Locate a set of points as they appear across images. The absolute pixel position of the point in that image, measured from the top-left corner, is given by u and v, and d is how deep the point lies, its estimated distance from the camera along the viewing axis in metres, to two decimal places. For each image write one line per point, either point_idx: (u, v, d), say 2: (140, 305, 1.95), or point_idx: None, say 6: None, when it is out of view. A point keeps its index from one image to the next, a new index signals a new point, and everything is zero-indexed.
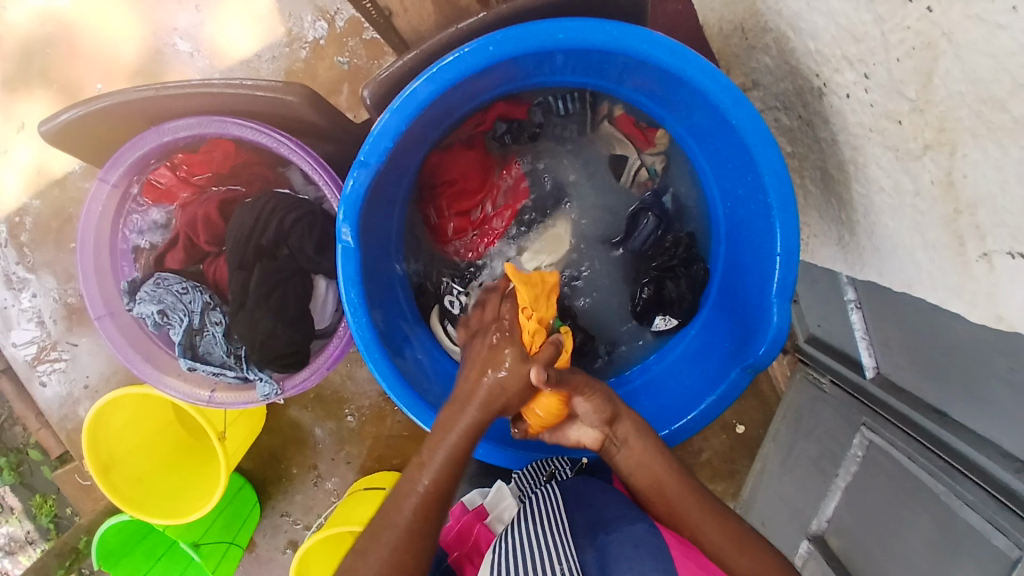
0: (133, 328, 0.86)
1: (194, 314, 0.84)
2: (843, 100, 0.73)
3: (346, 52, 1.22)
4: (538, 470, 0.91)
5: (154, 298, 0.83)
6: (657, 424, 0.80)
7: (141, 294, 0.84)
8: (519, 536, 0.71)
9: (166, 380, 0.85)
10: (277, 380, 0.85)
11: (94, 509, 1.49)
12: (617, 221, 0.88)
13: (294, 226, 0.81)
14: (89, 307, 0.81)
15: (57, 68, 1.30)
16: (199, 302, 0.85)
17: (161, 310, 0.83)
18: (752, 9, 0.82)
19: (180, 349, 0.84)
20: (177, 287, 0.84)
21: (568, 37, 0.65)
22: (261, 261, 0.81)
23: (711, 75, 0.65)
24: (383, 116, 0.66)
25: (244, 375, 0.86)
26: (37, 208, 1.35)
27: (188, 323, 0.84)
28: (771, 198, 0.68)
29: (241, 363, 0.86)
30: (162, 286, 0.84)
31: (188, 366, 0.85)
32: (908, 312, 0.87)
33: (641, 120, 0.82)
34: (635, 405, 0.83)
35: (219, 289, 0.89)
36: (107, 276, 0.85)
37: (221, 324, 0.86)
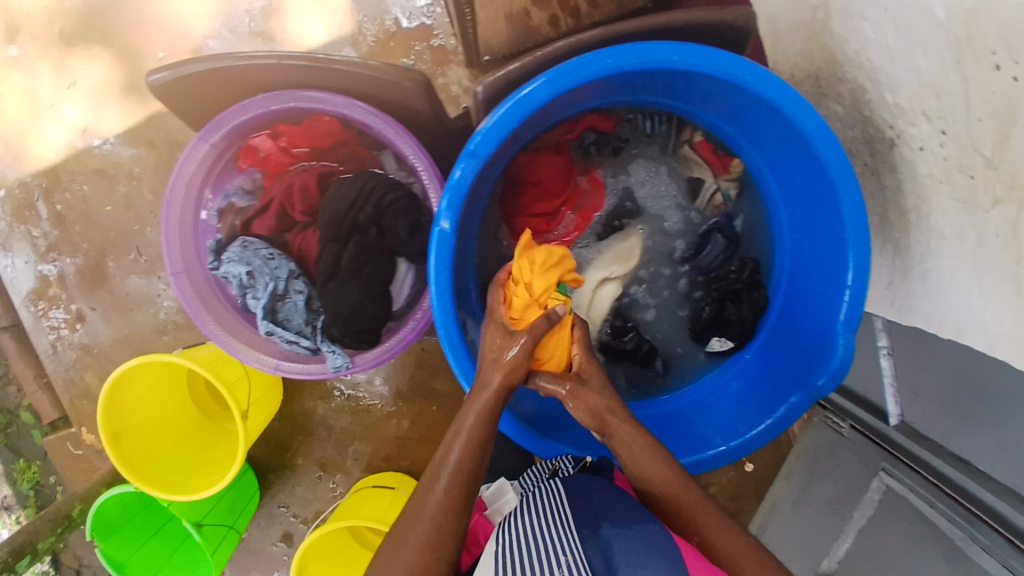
0: (206, 290, 0.84)
1: (279, 280, 0.85)
2: (915, 151, 0.78)
3: (412, 55, 1.26)
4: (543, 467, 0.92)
5: (243, 258, 0.83)
6: (713, 439, 0.82)
7: (227, 254, 0.84)
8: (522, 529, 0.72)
9: (235, 347, 0.83)
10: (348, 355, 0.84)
11: (85, 480, 1.45)
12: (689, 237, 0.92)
13: (390, 207, 0.83)
14: (170, 263, 0.79)
15: (121, 33, 1.32)
16: (285, 269, 0.86)
17: (249, 271, 0.83)
18: (829, 59, 0.87)
19: (263, 312, 0.84)
20: (264, 252, 0.85)
21: (682, 60, 0.68)
22: (355, 236, 0.82)
23: (807, 112, 0.69)
24: (495, 111, 0.68)
25: (316, 346, 0.85)
26: (75, 169, 1.34)
27: (273, 288, 0.85)
28: (847, 233, 0.71)
29: (316, 334, 0.86)
30: (250, 249, 0.85)
31: (267, 330, 0.84)
32: (946, 359, 0.92)
33: (721, 148, 0.87)
34: (692, 420, 0.87)
35: (303, 261, 0.89)
36: (190, 236, 0.83)
37: (304, 293, 0.86)
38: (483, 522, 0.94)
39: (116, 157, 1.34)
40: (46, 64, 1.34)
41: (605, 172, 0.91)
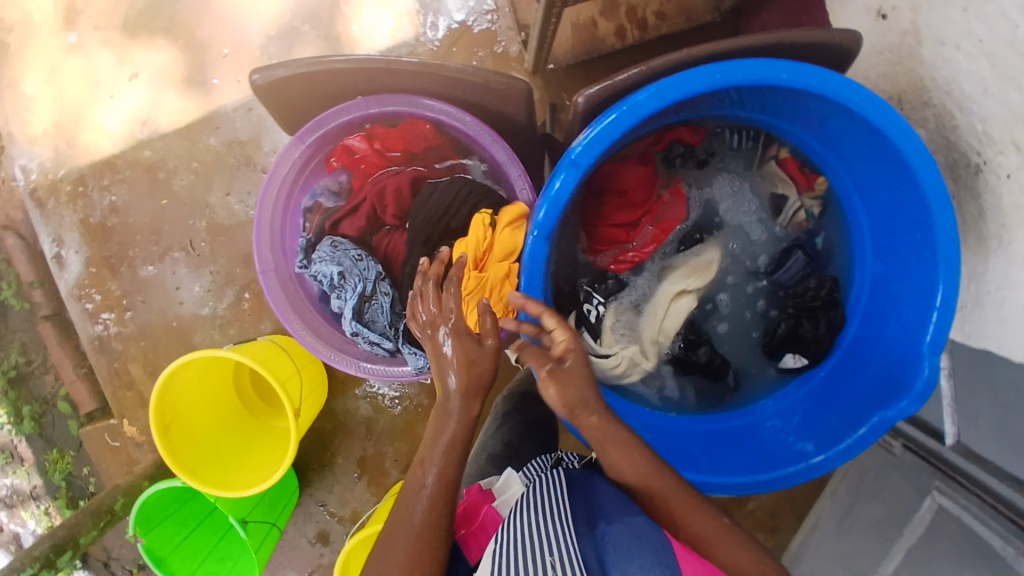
0: (291, 286, 0.85)
1: (369, 281, 0.82)
2: (1001, 179, 0.78)
3: (475, 61, 1.26)
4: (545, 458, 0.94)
5: (334, 259, 0.81)
6: (787, 459, 0.82)
7: (317, 254, 0.82)
8: (521, 521, 0.67)
9: (317, 345, 0.83)
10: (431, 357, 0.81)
11: (122, 470, 1.45)
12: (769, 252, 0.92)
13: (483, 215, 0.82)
14: (260, 262, 0.81)
15: (185, 27, 1.33)
16: (374, 270, 0.83)
17: (340, 272, 0.80)
18: (916, 83, 0.87)
19: (350, 313, 0.81)
20: (354, 253, 0.82)
21: (790, 79, 0.68)
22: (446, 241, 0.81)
23: (909, 136, 0.69)
24: (597, 122, 0.69)
25: (395, 349, 0.84)
26: (132, 160, 1.35)
27: (361, 290, 0.82)
28: (941, 256, 0.72)
29: (398, 336, 0.83)
30: (340, 249, 0.82)
31: (354, 331, 0.82)
32: (1004, 384, 0.93)
33: (807, 165, 0.88)
34: (765, 436, 0.87)
35: (389, 264, 0.87)
36: (280, 232, 0.84)
37: (389, 296, 0.84)
38: (490, 510, 0.80)
39: (173, 151, 1.34)
40: (108, 52, 1.34)
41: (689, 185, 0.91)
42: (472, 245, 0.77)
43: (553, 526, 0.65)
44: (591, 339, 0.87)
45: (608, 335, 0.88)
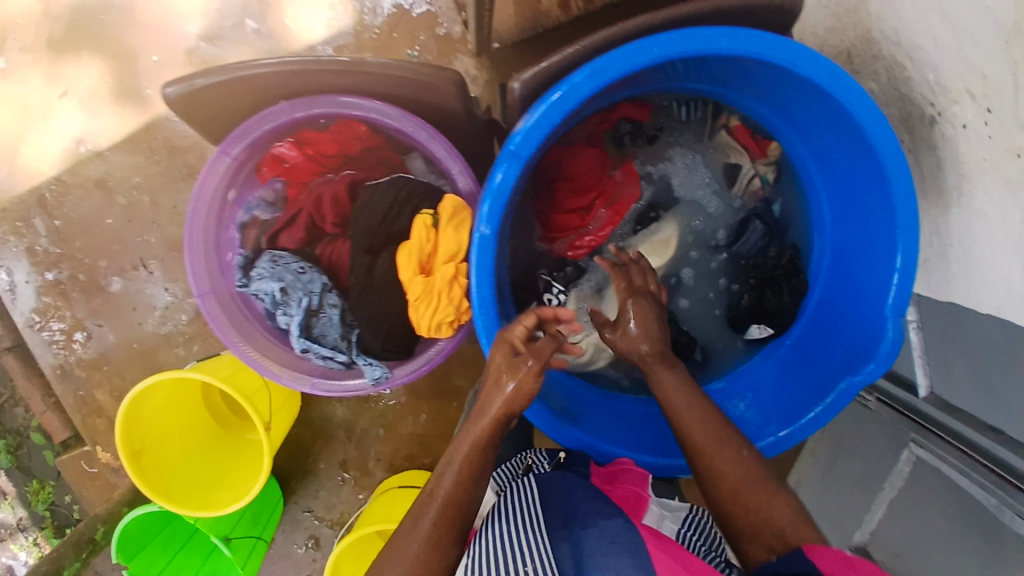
0: (233, 306, 0.81)
1: (313, 295, 0.80)
2: (957, 130, 0.76)
3: (417, 45, 1.21)
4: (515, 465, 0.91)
5: (275, 275, 0.79)
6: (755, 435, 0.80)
7: (257, 271, 0.80)
8: (498, 536, 0.68)
9: (268, 367, 0.78)
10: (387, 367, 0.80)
11: (102, 497, 1.42)
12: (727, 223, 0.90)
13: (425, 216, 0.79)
14: (196, 282, 0.76)
15: (111, 36, 1.26)
16: (318, 283, 0.81)
17: (281, 288, 0.79)
18: (863, 36, 0.84)
19: (297, 330, 0.79)
20: (295, 266, 0.81)
21: (731, 46, 0.65)
22: (391, 247, 0.79)
23: (860, 96, 0.67)
24: (533, 109, 0.65)
25: (350, 361, 0.81)
26: (74, 182, 1.29)
27: (306, 304, 0.80)
28: (897, 217, 0.70)
29: (352, 348, 0.81)
30: (281, 264, 0.80)
31: (303, 348, 0.79)
32: (972, 337, 0.92)
33: (758, 132, 0.86)
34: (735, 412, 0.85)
35: (334, 272, 0.85)
36: (212, 251, 0.79)
37: (338, 307, 0.82)
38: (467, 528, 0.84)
39: (114, 168, 1.29)
40: (36, 72, 1.28)
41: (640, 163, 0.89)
42: (415, 247, 0.74)
43: (524, 545, 0.66)
44: None
45: (570, 322, 0.88)
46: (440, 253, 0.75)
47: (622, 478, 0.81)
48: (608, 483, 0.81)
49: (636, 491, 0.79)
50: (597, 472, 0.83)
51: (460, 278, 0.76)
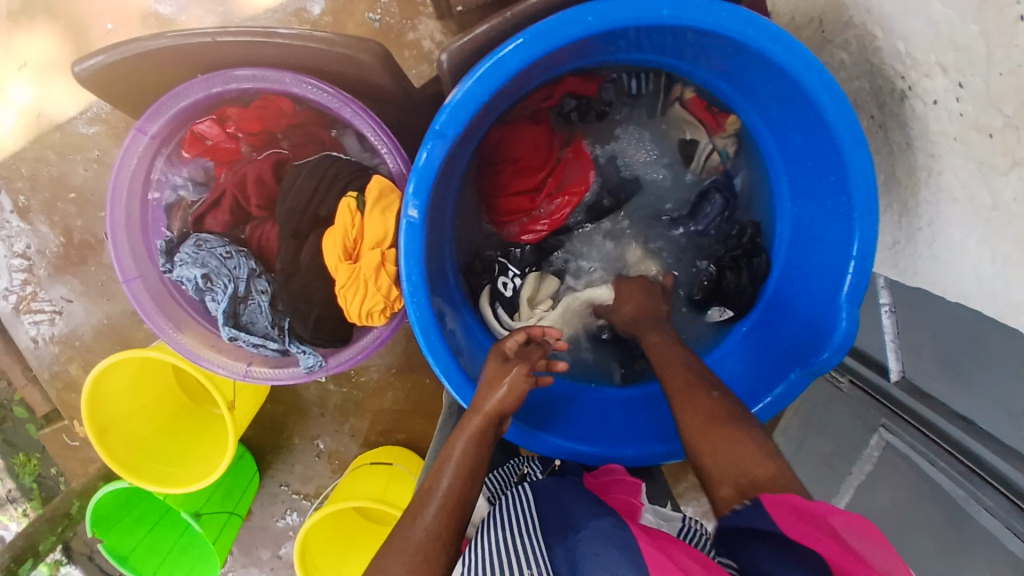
0: (161, 292, 0.82)
1: (239, 281, 0.81)
2: (928, 106, 0.71)
3: (378, 9, 1.16)
4: (509, 472, 0.87)
5: (198, 261, 0.80)
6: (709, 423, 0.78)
7: (181, 256, 0.81)
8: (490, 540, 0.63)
9: (198, 353, 0.81)
10: (321, 355, 0.82)
11: (83, 471, 1.43)
12: (683, 197, 0.89)
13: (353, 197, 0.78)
14: (121, 269, 0.77)
15: (63, 2, 1.21)
16: (245, 268, 0.83)
17: (205, 274, 0.80)
18: (835, 1, 0.78)
19: (224, 317, 0.80)
20: (221, 251, 0.82)
21: (672, 15, 0.59)
22: (317, 231, 0.78)
23: (816, 70, 0.61)
24: (461, 84, 0.61)
25: (284, 349, 0.83)
26: (34, 155, 1.26)
27: (232, 290, 0.81)
28: (855, 200, 0.66)
29: (284, 335, 0.83)
30: (204, 249, 0.81)
31: (231, 336, 0.81)
32: (950, 322, 0.88)
33: (714, 105, 0.83)
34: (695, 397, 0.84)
35: (263, 255, 0.86)
36: (137, 234, 0.80)
37: (267, 293, 0.84)
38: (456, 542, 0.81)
39: (74, 140, 1.25)
40: None
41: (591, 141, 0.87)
42: (339, 233, 0.74)
43: (509, 548, 0.61)
44: (506, 314, 0.86)
45: (525, 308, 0.86)
46: (366, 239, 0.75)
47: (614, 487, 0.76)
48: (604, 492, 0.76)
49: (630, 500, 0.74)
50: (593, 484, 0.78)
51: (387, 264, 0.75)
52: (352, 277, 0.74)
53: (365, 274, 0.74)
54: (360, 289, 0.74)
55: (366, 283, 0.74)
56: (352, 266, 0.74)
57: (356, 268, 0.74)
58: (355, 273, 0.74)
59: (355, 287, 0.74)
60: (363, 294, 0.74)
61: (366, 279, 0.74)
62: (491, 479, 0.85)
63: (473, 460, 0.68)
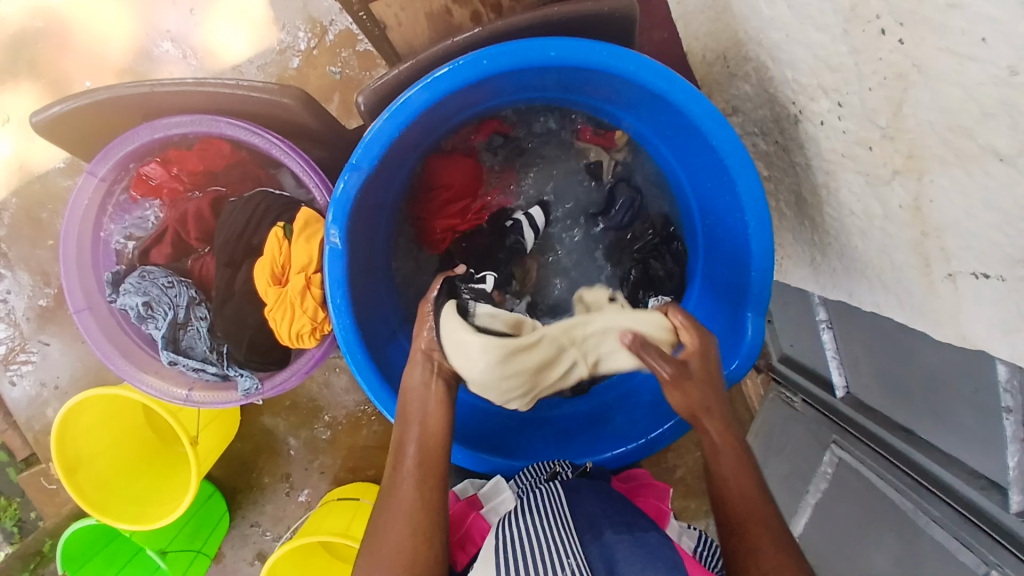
0: (110, 321, 0.92)
1: (179, 308, 0.92)
2: (817, 127, 0.77)
3: (338, 62, 1.26)
4: (539, 470, 0.89)
5: (140, 290, 0.90)
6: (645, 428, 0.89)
7: (126, 286, 0.91)
8: (511, 535, 0.69)
9: (143, 378, 0.91)
10: (258, 378, 0.93)
11: (58, 514, 1.39)
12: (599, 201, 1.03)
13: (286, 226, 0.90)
14: (70, 299, 0.88)
15: (47, 64, 1.31)
16: (185, 296, 0.93)
17: (146, 302, 0.90)
18: (735, 39, 0.87)
19: (164, 342, 0.91)
20: (163, 281, 0.92)
21: (558, 55, 0.70)
22: (250, 258, 0.90)
23: (696, 100, 0.72)
24: (375, 122, 0.70)
25: (224, 373, 0.93)
26: (15, 204, 1.32)
27: (173, 317, 0.92)
28: (747, 215, 0.76)
29: (222, 360, 0.94)
30: (148, 279, 0.91)
31: (170, 359, 0.91)
32: (880, 335, 0.90)
33: (600, 129, 0.97)
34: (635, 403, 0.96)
35: (203, 286, 0.98)
36: (89, 269, 0.91)
37: (205, 319, 0.95)
38: (476, 521, 0.84)
39: (54, 188, 1.33)
40: None
41: (516, 176, 1.03)
42: (268, 260, 0.86)
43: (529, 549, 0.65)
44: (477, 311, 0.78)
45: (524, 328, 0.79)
46: (294, 264, 0.86)
47: (646, 491, 0.91)
48: (634, 494, 0.91)
49: (661, 503, 0.89)
50: (621, 488, 0.92)
51: (312, 288, 0.87)
52: (280, 299, 0.86)
53: (291, 296, 0.85)
54: (289, 311, 0.86)
55: (291, 305, 0.86)
56: (280, 288, 0.86)
57: (286, 292, 0.86)
58: (282, 296, 0.86)
59: (284, 309, 0.86)
60: (290, 316, 0.86)
61: (292, 302, 0.86)
62: (526, 475, 0.89)
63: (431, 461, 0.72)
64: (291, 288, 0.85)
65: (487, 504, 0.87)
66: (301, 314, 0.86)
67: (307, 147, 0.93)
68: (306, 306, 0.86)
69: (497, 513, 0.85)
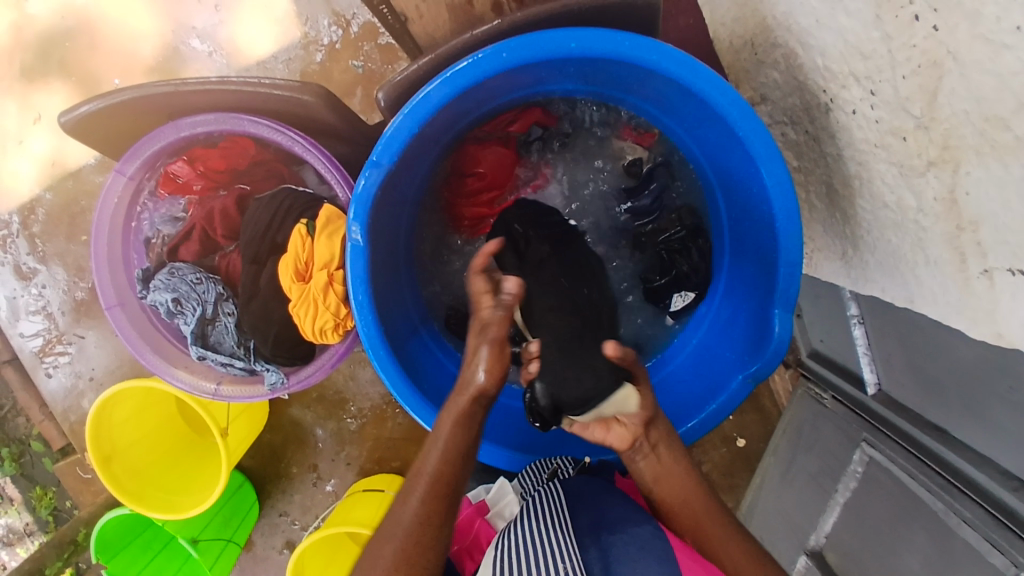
0: (141, 317, 0.95)
1: (206, 304, 0.94)
2: (849, 115, 0.74)
3: (361, 56, 1.26)
4: (541, 467, 0.92)
5: (169, 287, 0.92)
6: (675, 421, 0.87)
7: (155, 283, 0.93)
8: (519, 537, 0.70)
9: (173, 372, 0.94)
10: (284, 373, 0.94)
11: (94, 502, 1.43)
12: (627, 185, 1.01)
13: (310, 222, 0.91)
14: (102, 296, 0.90)
15: (76, 63, 1.33)
16: (212, 292, 0.95)
17: (175, 298, 0.92)
18: (762, 26, 0.85)
19: (192, 337, 0.94)
20: (191, 278, 0.94)
21: (579, 47, 0.69)
22: (274, 256, 0.92)
23: (722, 90, 0.71)
24: (396, 119, 0.70)
25: (250, 368, 0.95)
26: (50, 200, 1.36)
27: (201, 312, 0.94)
28: (776, 209, 0.74)
29: (248, 355, 0.95)
30: (176, 276, 0.93)
31: (199, 354, 0.94)
32: (914, 331, 0.87)
33: (639, 127, 0.96)
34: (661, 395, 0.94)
35: (230, 281, 0.99)
36: (119, 264, 0.94)
37: (233, 315, 0.96)
38: (483, 526, 0.88)
39: (87, 185, 1.36)
40: (10, 101, 1.36)
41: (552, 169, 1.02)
42: (292, 257, 0.87)
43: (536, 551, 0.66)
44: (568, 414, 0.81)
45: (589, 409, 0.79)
46: (316, 261, 0.87)
47: None
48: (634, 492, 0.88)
49: None
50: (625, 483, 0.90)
51: (334, 284, 0.88)
52: (303, 298, 0.87)
53: (315, 294, 0.86)
54: (312, 309, 0.87)
55: (313, 304, 0.87)
56: (302, 285, 0.87)
57: (310, 289, 0.87)
58: (305, 294, 0.87)
59: (308, 309, 0.87)
60: (314, 316, 0.87)
61: (315, 301, 0.87)
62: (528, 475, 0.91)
63: (441, 463, 0.69)
64: (315, 286, 0.86)
65: (494, 507, 0.92)
66: (326, 313, 0.87)
67: (329, 143, 0.93)
68: (331, 305, 0.87)
69: (501, 515, 0.91)
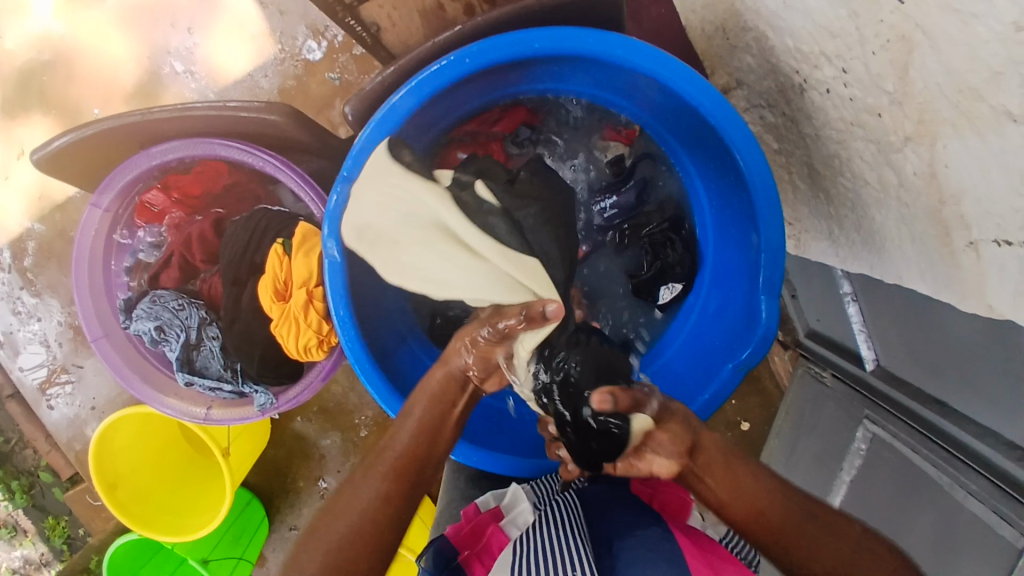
0: (127, 346, 0.95)
1: (190, 329, 0.94)
2: (824, 95, 0.73)
3: (337, 68, 1.26)
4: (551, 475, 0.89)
5: (152, 314, 0.92)
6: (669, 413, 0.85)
7: (138, 311, 0.93)
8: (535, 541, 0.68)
9: (163, 400, 0.94)
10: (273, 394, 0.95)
11: (105, 528, 1.44)
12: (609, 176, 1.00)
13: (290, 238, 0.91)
14: (88, 329, 0.91)
15: (55, 93, 1.33)
16: (196, 317, 0.95)
17: (158, 326, 0.92)
18: (732, 10, 0.84)
19: (179, 364, 0.93)
20: (173, 304, 0.94)
21: (544, 46, 0.69)
22: (254, 277, 0.91)
23: (690, 78, 0.70)
24: (366, 128, 0.73)
25: (239, 391, 0.96)
26: (40, 232, 1.36)
27: (185, 338, 0.94)
28: (756, 193, 0.74)
29: (236, 377, 0.96)
30: (159, 303, 0.93)
31: (187, 380, 0.94)
32: (906, 307, 0.86)
33: (620, 125, 0.95)
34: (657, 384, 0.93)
35: (212, 304, 0.99)
36: (102, 294, 0.94)
37: (217, 338, 0.96)
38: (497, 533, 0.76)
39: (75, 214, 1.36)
40: None
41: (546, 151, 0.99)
42: (270, 277, 0.87)
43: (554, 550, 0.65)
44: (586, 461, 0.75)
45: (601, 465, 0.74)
46: (294, 279, 0.87)
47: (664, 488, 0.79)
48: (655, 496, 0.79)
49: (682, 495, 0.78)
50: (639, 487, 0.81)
51: (315, 300, 0.87)
52: (285, 317, 0.87)
53: (297, 311, 0.86)
54: (295, 326, 0.86)
55: (295, 322, 0.86)
56: (282, 303, 0.87)
57: (291, 306, 0.86)
58: (286, 313, 0.87)
59: (291, 326, 0.86)
60: (297, 334, 0.87)
61: (297, 318, 0.86)
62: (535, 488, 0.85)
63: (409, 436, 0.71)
64: (296, 302, 0.86)
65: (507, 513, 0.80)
66: (309, 329, 0.87)
67: (304, 158, 0.93)
68: (314, 321, 0.87)
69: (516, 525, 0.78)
